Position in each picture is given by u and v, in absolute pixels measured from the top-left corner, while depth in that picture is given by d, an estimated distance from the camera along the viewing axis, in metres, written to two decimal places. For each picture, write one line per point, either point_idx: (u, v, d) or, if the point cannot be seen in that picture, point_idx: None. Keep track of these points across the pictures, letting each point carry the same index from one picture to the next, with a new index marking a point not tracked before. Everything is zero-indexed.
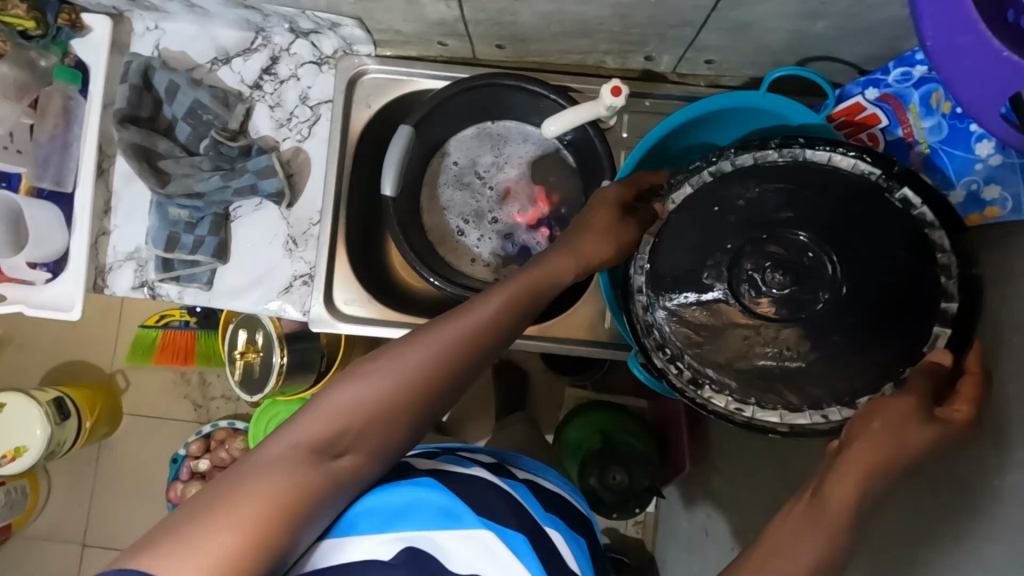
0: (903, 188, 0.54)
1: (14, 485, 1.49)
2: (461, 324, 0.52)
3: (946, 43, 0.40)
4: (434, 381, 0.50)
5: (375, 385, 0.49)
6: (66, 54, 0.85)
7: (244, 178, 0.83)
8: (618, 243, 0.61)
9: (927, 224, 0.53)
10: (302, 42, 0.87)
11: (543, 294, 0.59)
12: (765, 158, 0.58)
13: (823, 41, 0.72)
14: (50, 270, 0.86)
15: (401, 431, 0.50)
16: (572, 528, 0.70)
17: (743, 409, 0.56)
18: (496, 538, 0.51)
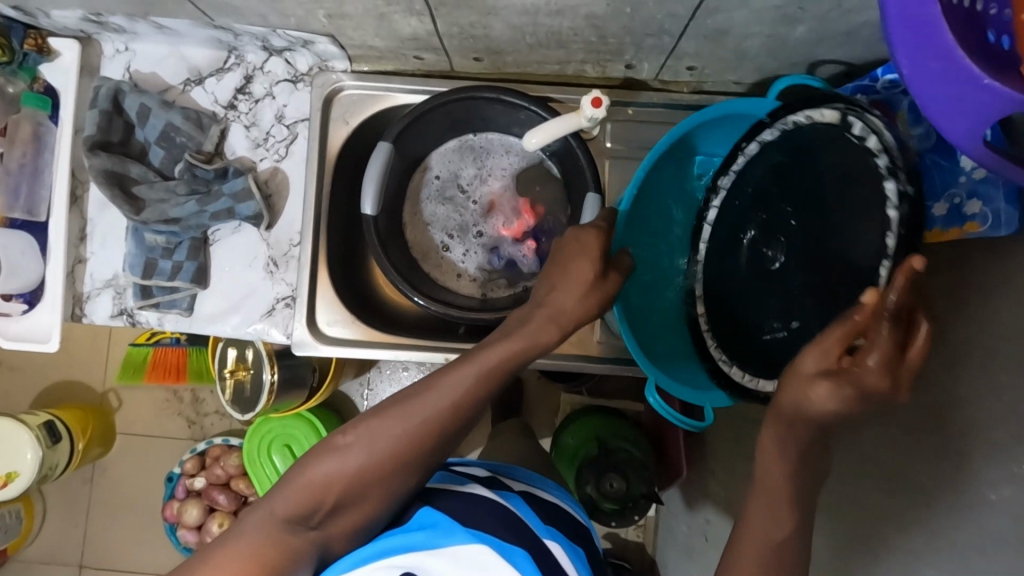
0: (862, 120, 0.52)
1: (7, 510, 1.47)
2: (431, 399, 0.55)
3: (920, 69, 0.38)
4: (402, 459, 0.54)
5: (347, 458, 0.54)
6: (34, 80, 0.83)
7: (221, 202, 0.81)
8: (589, 306, 0.59)
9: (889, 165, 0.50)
10: (275, 59, 0.85)
11: (523, 360, 0.58)
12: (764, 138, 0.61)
13: (805, 45, 0.70)
14: (27, 301, 0.84)
15: (373, 503, 0.55)
16: (571, 538, 0.68)
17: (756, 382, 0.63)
18: (491, 553, 0.53)
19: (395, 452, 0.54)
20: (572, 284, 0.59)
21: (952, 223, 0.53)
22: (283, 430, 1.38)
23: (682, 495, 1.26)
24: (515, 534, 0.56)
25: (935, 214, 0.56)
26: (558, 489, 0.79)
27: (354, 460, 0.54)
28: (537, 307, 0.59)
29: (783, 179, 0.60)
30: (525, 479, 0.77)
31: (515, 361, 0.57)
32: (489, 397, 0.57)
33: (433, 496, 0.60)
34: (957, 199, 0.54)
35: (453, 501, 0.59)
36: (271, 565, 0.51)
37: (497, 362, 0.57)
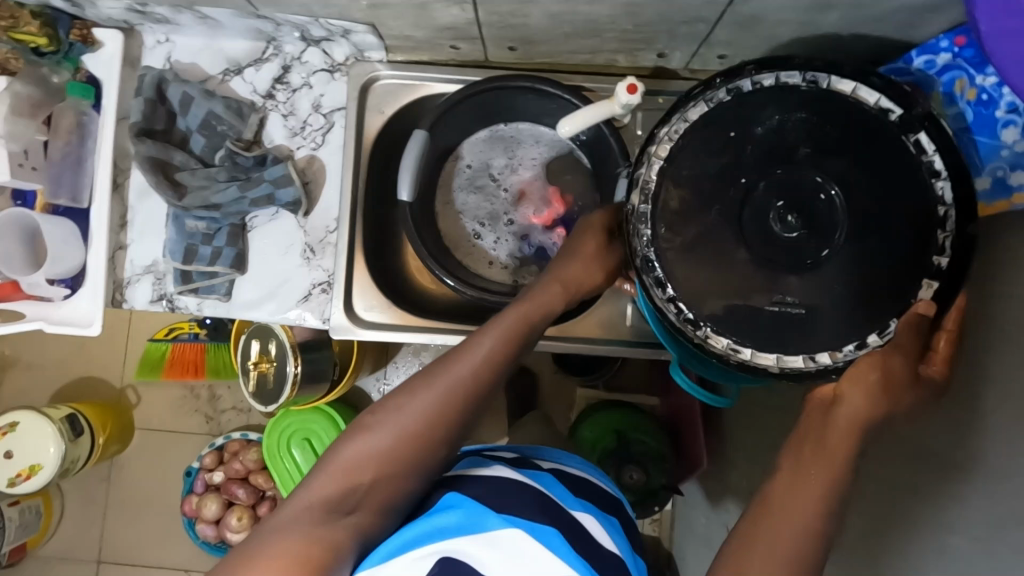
0: (919, 132, 0.57)
1: (28, 504, 1.49)
2: (455, 368, 0.58)
3: (998, 28, 0.44)
4: (432, 432, 0.56)
5: (377, 437, 0.55)
6: (77, 70, 0.85)
7: (261, 188, 0.83)
8: (585, 270, 0.68)
9: (933, 172, 0.56)
10: (313, 50, 0.87)
11: (532, 327, 0.63)
12: (789, 81, 0.59)
13: (836, 33, 0.72)
14: (68, 287, 0.86)
15: (407, 482, 0.56)
16: (601, 509, 0.69)
17: (740, 350, 0.58)
18: (527, 535, 0.53)
19: (427, 424, 0.56)
20: (571, 255, 0.69)
21: (997, 196, 0.57)
22: (301, 423, 1.39)
23: (702, 487, 1.26)
24: (548, 514, 0.57)
25: (977, 188, 0.59)
26: (585, 464, 0.79)
27: (384, 439, 0.55)
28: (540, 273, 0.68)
29: (822, 141, 0.60)
30: (551, 457, 0.77)
31: (523, 324, 0.62)
32: (510, 363, 0.60)
33: (462, 481, 0.60)
34: (1001, 172, 0.58)
35: (484, 483, 0.59)
36: (319, 554, 0.50)
37: (509, 327, 0.61)
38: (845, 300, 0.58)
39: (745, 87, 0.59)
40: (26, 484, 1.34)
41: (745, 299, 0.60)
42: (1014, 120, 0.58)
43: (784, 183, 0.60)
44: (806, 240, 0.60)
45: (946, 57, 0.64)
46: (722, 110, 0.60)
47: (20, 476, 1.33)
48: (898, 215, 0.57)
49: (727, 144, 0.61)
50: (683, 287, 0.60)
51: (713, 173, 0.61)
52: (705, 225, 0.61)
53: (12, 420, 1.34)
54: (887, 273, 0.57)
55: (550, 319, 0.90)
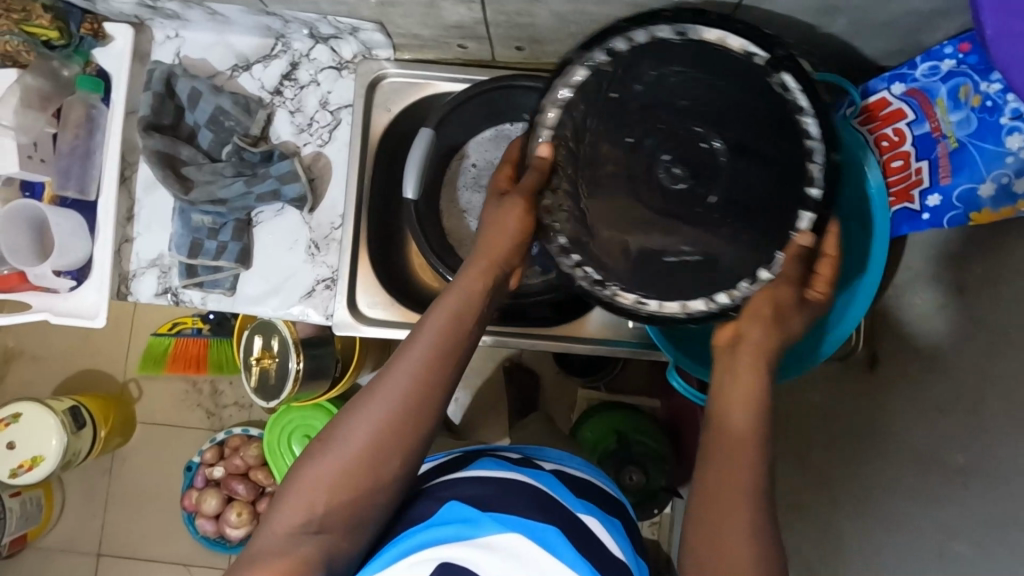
0: (783, 73, 0.56)
1: (29, 496, 1.49)
2: (396, 370, 0.57)
3: (1004, 30, 0.43)
4: (386, 441, 0.55)
5: (334, 452, 0.55)
6: (88, 63, 0.86)
7: (267, 183, 0.83)
8: (519, 248, 0.62)
9: (799, 109, 0.56)
10: (321, 47, 0.87)
11: (472, 316, 0.59)
12: (660, 35, 0.59)
13: (842, 37, 0.72)
14: (74, 278, 0.86)
15: (367, 495, 0.55)
16: (604, 509, 0.69)
17: (647, 303, 0.60)
18: (527, 540, 0.54)
19: (381, 431, 0.55)
20: (499, 233, 0.62)
21: (1001, 202, 0.60)
22: (303, 420, 1.39)
23: None
24: (551, 514, 0.58)
25: (982, 194, 0.62)
26: (588, 467, 0.79)
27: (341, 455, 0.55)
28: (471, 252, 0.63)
29: (700, 96, 0.60)
30: (554, 459, 0.76)
31: (466, 312, 0.59)
32: (459, 356, 0.59)
33: (461, 485, 0.61)
34: (1006, 178, 0.61)
35: (486, 484, 0.60)
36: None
37: (449, 321, 0.58)
38: (737, 244, 0.59)
39: (601, 57, 0.60)
40: (28, 475, 1.34)
41: (646, 256, 0.61)
42: (1018, 127, 0.61)
43: (670, 137, 0.61)
44: (696, 197, 0.61)
45: (950, 63, 0.65)
46: (603, 71, 0.60)
47: (23, 467, 1.33)
48: (774, 164, 0.58)
49: (608, 104, 0.61)
50: (585, 250, 0.61)
51: (597, 133, 0.61)
52: (595, 182, 0.62)
53: (15, 411, 1.35)
54: (767, 216, 0.59)
55: (552, 319, 0.90)
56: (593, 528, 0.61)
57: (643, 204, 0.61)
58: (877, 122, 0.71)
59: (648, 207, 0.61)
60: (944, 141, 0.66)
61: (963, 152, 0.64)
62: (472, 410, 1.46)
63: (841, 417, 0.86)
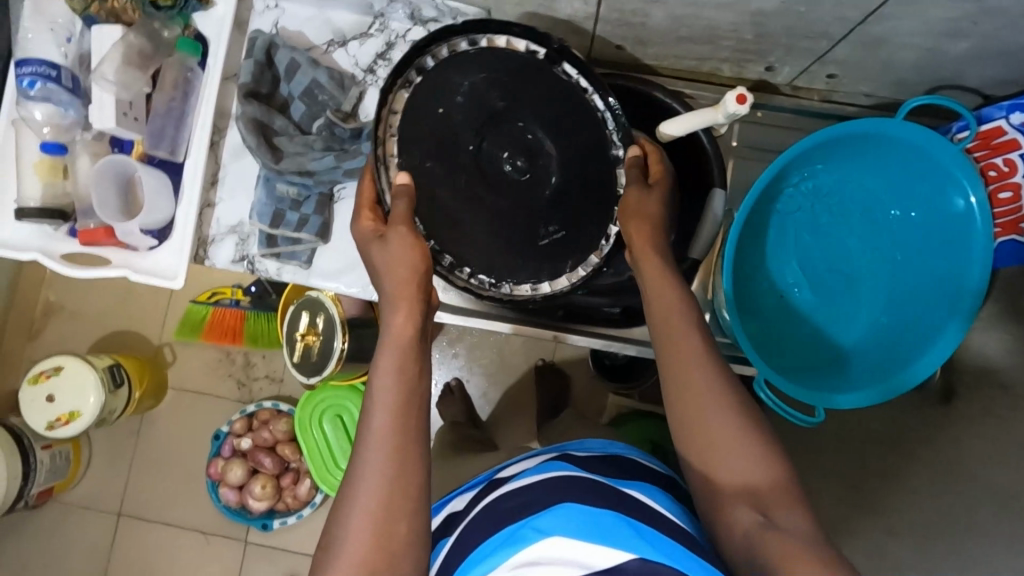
0: (563, 62, 0.71)
1: (59, 449, 1.45)
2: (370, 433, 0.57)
3: None
4: (405, 488, 0.55)
5: (354, 540, 0.53)
6: (187, 27, 0.86)
7: (358, 160, 0.83)
8: (423, 283, 0.64)
9: (583, 90, 0.72)
10: (419, 30, 0.87)
11: (409, 349, 0.61)
12: (457, 50, 0.71)
13: (955, 63, 0.71)
14: (156, 238, 0.87)
15: (408, 551, 0.54)
16: (658, 486, 0.64)
17: (540, 287, 0.73)
18: (577, 538, 0.52)
19: (386, 495, 0.54)
20: (404, 275, 0.63)
21: None
22: (337, 400, 1.39)
23: None
24: (599, 498, 0.57)
25: None
26: (637, 450, 0.73)
27: (363, 537, 0.53)
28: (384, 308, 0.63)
29: (507, 93, 0.71)
30: (596, 448, 0.71)
31: (404, 360, 0.60)
32: (416, 391, 0.59)
33: (502, 500, 0.60)
34: None
35: (518, 496, 0.59)
36: None
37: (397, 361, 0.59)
38: (583, 213, 0.73)
39: (430, 64, 0.70)
40: (65, 429, 1.33)
41: (528, 241, 0.73)
42: None
43: (507, 136, 0.72)
44: (536, 184, 0.73)
45: None
46: (423, 91, 0.70)
47: (59, 420, 1.32)
48: (586, 140, 0.72)
49: (441, 119, 0.71)
50: (475, 263, 0.72)
51: (444, 145, 0.71)
52: (459, 186, 0.71)
53: (57, 363, 1.34)
54: (598, 195, 0.72)
55: (624, 323, 0.88)
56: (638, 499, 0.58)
57: (507, 189, 0.72)
58: (989, 150, 0.71)
59: (508, 190, 0.72)
60: None
61: None
62: (498, 409, 1.44)
63: (907, 447, 0.85)
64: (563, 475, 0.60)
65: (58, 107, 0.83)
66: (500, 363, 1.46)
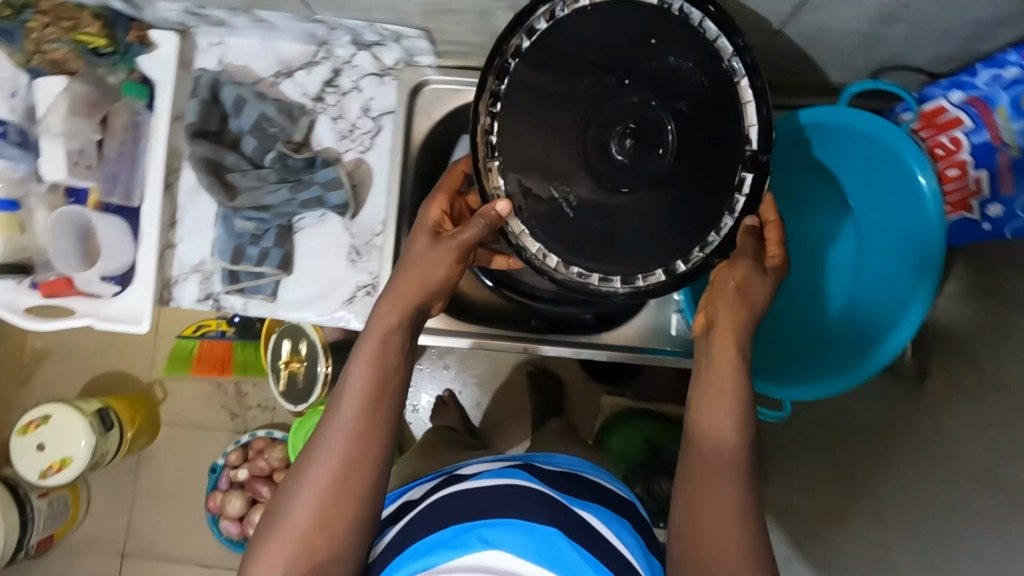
0: (748, 175, 0.59)
1: (57, 495, 1.44)
2: (338, 419, 0.58)
3: None
4: (351, 487, 0.56)
5: (299, 509, 0.56)
6: (131, 70, 0.85)
7: (312, 190, 0.84)
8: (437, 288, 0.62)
9: (732, 210, 0.59)
10: (364, 54, 0.87)
11: (390, 342, 0.60)
12: (719, 42, 0.57)
13: (895, 46, 0.71)
14: (118, 284, 0.87)
15: (346, 540, 0.56)
16: (617, 511, 0.65)
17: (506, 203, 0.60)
18: (522, 555, 0.55)
19: (336, 483, 0.56)
20: (416, 282, 0.62)
21: None
22: None
23: None
24: (557, 516, 0.59)
25: None
26: (601, 470, 0.74)
27: (309, 509, 0.55)
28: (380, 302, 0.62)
29: (699, 105, 0.58)
30: (564, 464, 0.72)
31: (384, 361, 0.59)
32: (390, 394, 0.59)
33: (455, 497, 0.61)
34: None
35: (479, 498, 0.60)
36: None
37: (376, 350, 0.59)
38: (614, 214, 0.59)
39: (693, 18, 0.57)
40: (58, 477, 1.33)
41: (535, 167, 0.60)
42: None
43: (632, 109, 0.59)
44: (603, 174, 0.59)
45: (1015, 70, 0.63)
46: (669, 15, 0.58)
47: (52, 468, 1.32)
48: (681, 214, 0.59)
49: (637, 49, 0.59)
50: (513, 122, 0.59)
51: (616, 50, 0.59)
52: (575, 92, 0.59)
53: (44, 413, 1.33)
54: (648, 226, 0.60)
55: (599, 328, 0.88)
56: (591, 522, 0.60)
57: (578, 147, 0.59)
58: (935, 128, 0.71)
59: (577, 145, 0.59)
60: (1005, 149, 0.66)
61: None
62: (491, 418, 1.43)
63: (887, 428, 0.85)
64: (521, 485, 0.61)
65: (9, 162, 0.82)
66: (492, 373, 1.45)
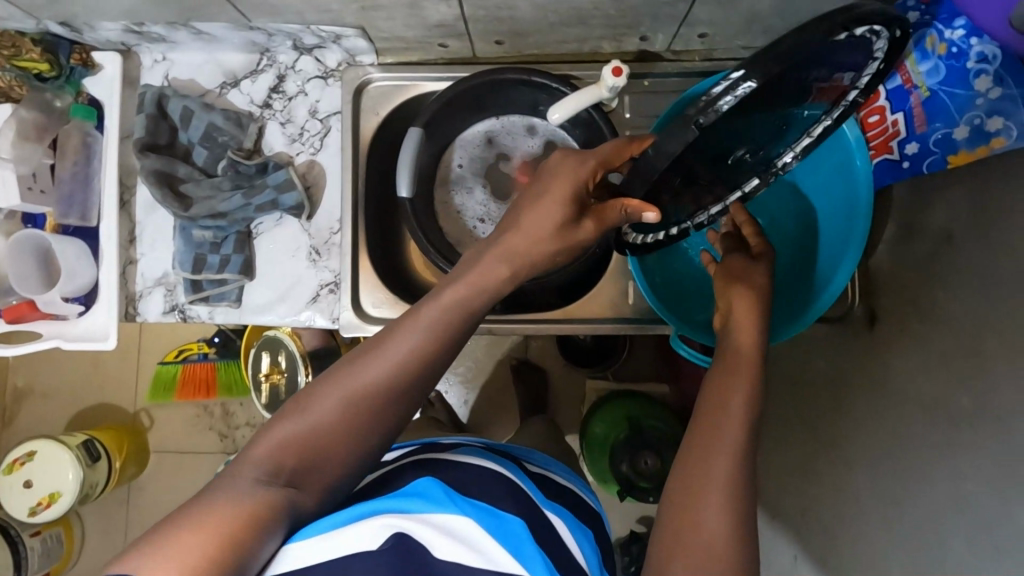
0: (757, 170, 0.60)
1: (49, 533, 1.43)
2: (393, 352, 0.52)
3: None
4: (378, 412, 0.51)
5: (317, 413, 0.50)
6: (79, 93, 0.88)
7: (265, 194, 0.85)
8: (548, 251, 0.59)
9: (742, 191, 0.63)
10: (306, 59, 0.89)
11: (479, 292, 0.57)
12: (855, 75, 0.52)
13: (809, 5, 0.75)
14: (82, 304, 0.88)
15: (347, 457, 0.51)
16: (577, 516, 0.67)
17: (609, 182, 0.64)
18: (491, 538, 0.50)
19: (368, 399, 0.51)
20: (531, 227, 0.59)
21: (975, 143, 0.64)
22: None
23: None
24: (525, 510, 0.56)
25: (958, 136, 0.66)
26: (567, 471, 0.77)
27: (322, 418, 0.50)
28: (489, 247, 0.59)
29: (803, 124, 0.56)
30: (539, 460, 0.76)
31: (466, 327, 0.56)
32: (450, 352, 0.55)
33: (439, 468, 0.59)
34: (978, 119, 0.64)
35: (466, 476, 0.59)
36: (251, 519, 0.45)
37: (465, 288, 0.56)
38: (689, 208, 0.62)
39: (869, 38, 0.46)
40: (47, 512, 1.32)
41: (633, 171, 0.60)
42: (983, 70, 0.64)
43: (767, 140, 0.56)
44: (706, 186, 0.59)
45: (915, 14, 0.68)
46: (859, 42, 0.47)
47: (40, 504, 1.31)
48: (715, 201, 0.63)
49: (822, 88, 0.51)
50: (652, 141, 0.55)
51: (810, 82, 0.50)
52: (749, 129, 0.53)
53: (29, 449, 1.33)
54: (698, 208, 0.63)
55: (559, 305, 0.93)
56: (559, 524, 0.60)
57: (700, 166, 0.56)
58: None
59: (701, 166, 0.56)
60: (916, 91, 0.70)
61: (935, 100, 0.68)
62: (478, 412, 1.44)
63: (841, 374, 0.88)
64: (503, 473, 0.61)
65: None
66: (477, 370, 1.45)
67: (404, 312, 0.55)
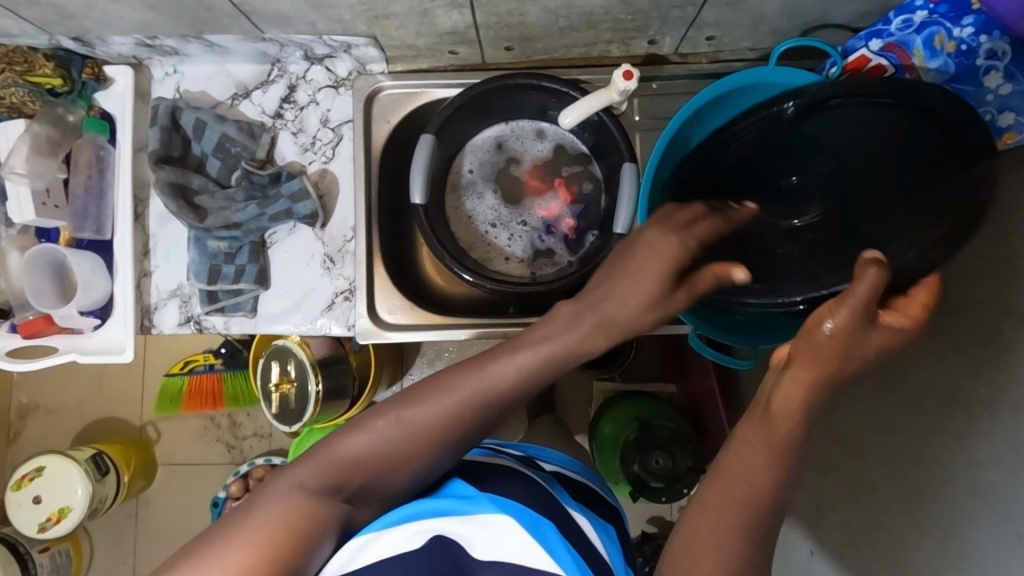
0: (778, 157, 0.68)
1: (58, 548, 1.43)
2: (466, 389, 0.54)
3: None
4: (441, 442, 0.53)
5: (379, 433, 0.53)
6: (91, 107, 0.88)
7: (279, 203, 0.85)
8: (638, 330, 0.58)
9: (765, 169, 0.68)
10: (317, 68, 0.90)
11: (562, 361, 0.56)
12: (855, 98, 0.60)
13: (815, 5, 0.76)
14: (98, 317, 0.88)
15: (401, 476, 0.53)
16: (599, 515, 0.67)
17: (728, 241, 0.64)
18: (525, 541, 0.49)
19: (435, 432, 0.53)
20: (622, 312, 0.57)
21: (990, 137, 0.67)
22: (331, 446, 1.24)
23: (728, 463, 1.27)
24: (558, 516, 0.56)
25: None
26: (585, 468, 0.77)
27: (385, 439, 0.53)
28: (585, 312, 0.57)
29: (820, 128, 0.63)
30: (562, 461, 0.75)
31: (535, 387, 0.55)
32: (518, 398, 0.55)
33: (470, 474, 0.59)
34: (990, 115, 0.67)
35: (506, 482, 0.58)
36: (305, 531, 0.48)
37: (542, 353, 0.55)
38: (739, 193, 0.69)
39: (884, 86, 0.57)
40: (57, 528, 1.31)
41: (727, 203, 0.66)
42: (993, 67, 0.66)
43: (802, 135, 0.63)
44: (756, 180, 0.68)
45: (922, 14, 0.70)
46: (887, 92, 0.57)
47: (51, 520, 1.30)
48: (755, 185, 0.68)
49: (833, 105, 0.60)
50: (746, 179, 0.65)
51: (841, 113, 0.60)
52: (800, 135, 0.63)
53: (38, 464, 1.32)
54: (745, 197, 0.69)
55: None
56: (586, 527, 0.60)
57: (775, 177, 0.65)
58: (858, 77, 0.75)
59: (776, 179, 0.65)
60: None
61: None
62: None
63: None
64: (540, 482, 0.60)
65: None
66: None
67: (481, 356, 0.56)
